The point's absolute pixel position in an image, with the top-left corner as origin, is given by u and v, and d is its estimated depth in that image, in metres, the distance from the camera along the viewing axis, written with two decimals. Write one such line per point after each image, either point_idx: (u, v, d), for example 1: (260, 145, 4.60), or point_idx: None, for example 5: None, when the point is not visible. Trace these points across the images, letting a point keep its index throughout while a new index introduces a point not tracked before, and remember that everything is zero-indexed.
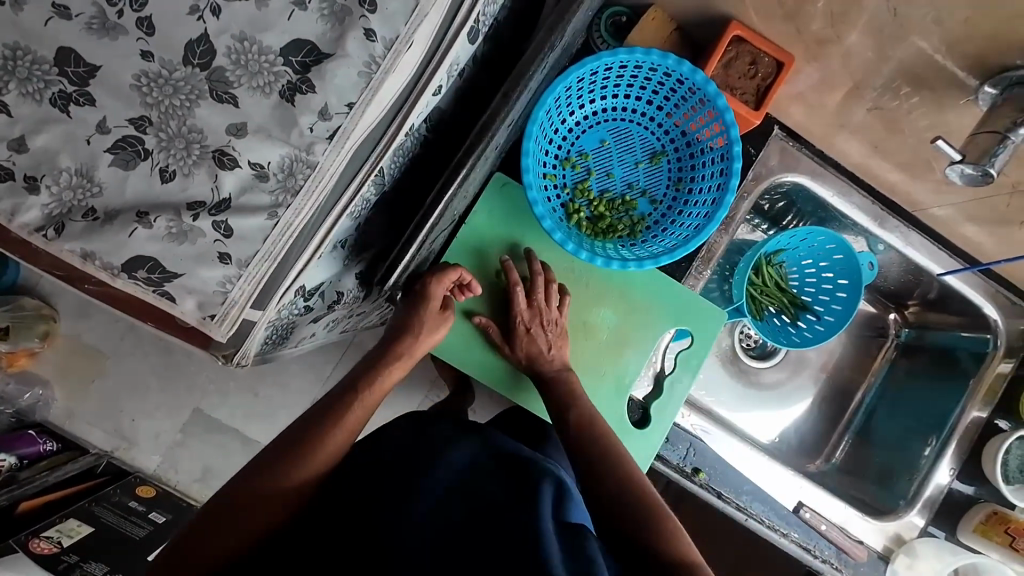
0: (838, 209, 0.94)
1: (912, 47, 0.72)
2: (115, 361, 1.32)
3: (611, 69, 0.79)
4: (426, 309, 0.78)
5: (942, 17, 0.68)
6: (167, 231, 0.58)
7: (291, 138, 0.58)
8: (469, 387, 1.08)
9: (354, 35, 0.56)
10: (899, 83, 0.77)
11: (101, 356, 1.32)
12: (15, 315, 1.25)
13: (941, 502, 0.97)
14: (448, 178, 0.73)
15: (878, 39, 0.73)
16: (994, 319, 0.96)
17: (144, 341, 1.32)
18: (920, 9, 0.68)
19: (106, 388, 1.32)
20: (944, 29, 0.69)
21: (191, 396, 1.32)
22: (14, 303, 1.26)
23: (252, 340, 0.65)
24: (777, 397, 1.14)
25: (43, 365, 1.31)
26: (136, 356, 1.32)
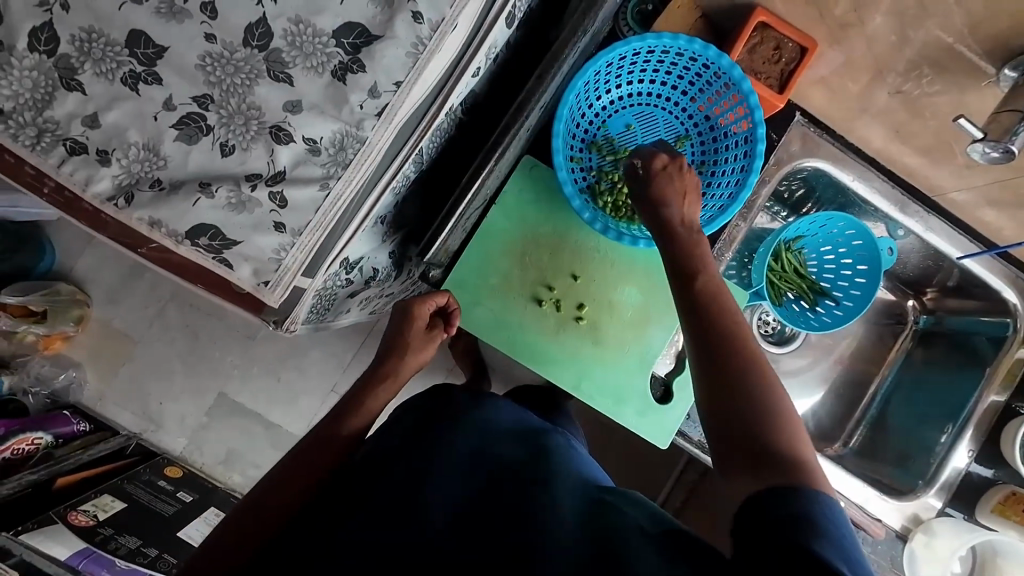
0: (858, 194, 0.95)
1: (931, 32, 0.75)
2: (143, 346, 1.37)
3: (639, 53, 0.82)
4: (411, 328, 0.80)
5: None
6: (227, 201, 0.62)
7: (343, 114, 0.62)
8: (487, 373, 1.11)
9: (402, 17, 0.60)
10: (919, 65, 0.79)
11: (131, 341, 1.37)
12: (51, 300, 1.31)
13: (958, 485, 0.98)
14: (482, 157, 0.76)
15: (900, 20, 0.76)
16: (1014, 303, 0.97)
17: (174, 327, 1.37)
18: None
19: (137, 371, 1.37)
20: (966, 11, 0.72)
21: (217, 379, 1.37)
22: (51, 288, 1.32)
23: (300, 307, 0.70)
24: (794, 384, 1.17)
25: (75, 349, 1.37)
26: (166, 342, 1.37)
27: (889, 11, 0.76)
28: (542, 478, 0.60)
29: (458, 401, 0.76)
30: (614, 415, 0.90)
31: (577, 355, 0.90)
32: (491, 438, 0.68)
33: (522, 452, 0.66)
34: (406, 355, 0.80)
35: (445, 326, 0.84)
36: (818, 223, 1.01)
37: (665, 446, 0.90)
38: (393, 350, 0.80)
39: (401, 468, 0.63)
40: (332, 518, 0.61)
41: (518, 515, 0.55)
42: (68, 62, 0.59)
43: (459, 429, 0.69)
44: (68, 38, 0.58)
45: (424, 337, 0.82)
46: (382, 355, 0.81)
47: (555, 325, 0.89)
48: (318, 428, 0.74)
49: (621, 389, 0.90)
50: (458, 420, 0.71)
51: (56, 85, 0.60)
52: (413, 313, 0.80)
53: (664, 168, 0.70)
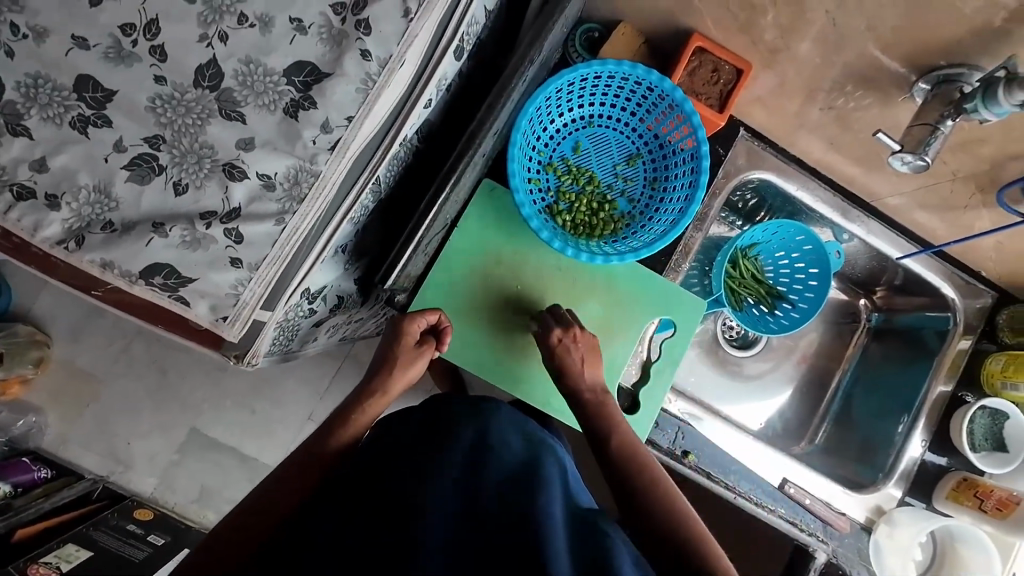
0: (803, 202, 1.03)
1: (852, 51, 0.76)
2: (108, 385, 1.33)
3: (586, 79, 0.86)
4: (399, 347, 0.81)
5: (874, 24, 0.72)
6: (181, 239, 0.62)
7: (296, 149, 0.63)
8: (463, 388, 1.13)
9: (351, 56, 0.62)
10: (845, 82, 0.82)
11: (95, 381, 1.33)
12: (7, 342, 1.26)
13: (916, 474, 1.02)
14: (439, 185, 0.76)
15: (822, 44, 0.77)
16: (953, 298, 1.05)
17: (139, 363, 1.34)
18: (855, 16, 0.72)
19: (102, 412, 1.33)
20: (876, 36, 0.73)
21: (186, 415, 1.34)
22: (8, 330, 1.28)
23: (260, 341, 0.69)
24: (759, 387, 1.20)
25: (34, 393, 1.32)
26: (131, 378, 1.33)
27: (813, 36, 0.77)
28: (534, 489, 0.62)
29: (452, 410, 0.77)
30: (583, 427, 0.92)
31: (547, 375, 0.91)
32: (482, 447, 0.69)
33: (516, 459, 0.69)
34: (396, 370, 0.81)
35: (436, 343, 0.85)
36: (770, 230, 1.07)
37: None
38: (389, 363, 0.81)
39: (398, 472, 0.64)
40: (320, 520, 0.61)
41: (515, 520, 0.57)
42: (15, 108, 0.59)
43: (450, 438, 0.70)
44: (13, 85, 0.59)
45: (415, 354, 0.82)
46: (373, 371, 0.82)
47: (520, 343, 0.91)
48: (302, 446, 0.75)
49: None
50: (449, 429, 0.72)
51: (2, 131, 0.59)
52: (402, 330, 0.81)
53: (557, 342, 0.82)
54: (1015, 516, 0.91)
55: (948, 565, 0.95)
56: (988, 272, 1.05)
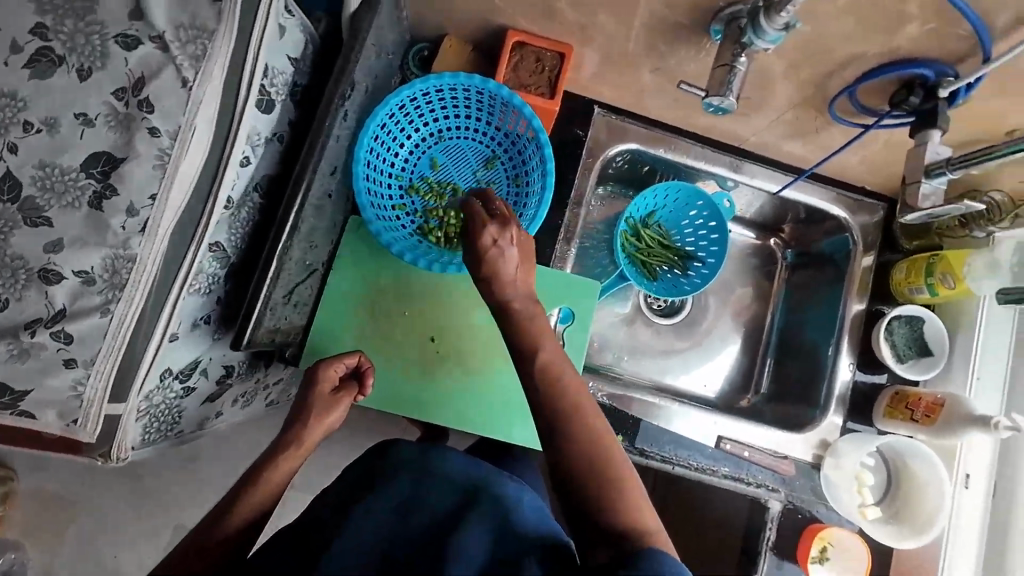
0: (674, 161, 1.04)
1: (646, 13, 0.75)
2: (88, 506, 1.27)
3: (416, 98, 0.87)
4: (314, 395, 0.79)
5: None
6: (10, 354, 0.61)
7: (108, 239, 0.63)
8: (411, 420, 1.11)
9: (140, 136, 0.63)
10: (656, 43, 0.80)
11: (76, 504, 1.27)
12: None
13: (851, 396, 1.01)
14: (274, 235, 0.72)
15: (619, 12, 0.76)
16: (845, 217, 1.05)
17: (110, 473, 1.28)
18: None
19: (86, 531, 1.27)
20: None
21: (171, 512, 1.29)
22: None
23: (123, 432, 0.69)
24: (699, 350, 1.19)
25: (12, 529, 1.25)
26: (112, 490, 1.28)
27: (604, 6, 0.76)
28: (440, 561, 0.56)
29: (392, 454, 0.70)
30: (505, 435, 0.91)
31: (456, 392, 0.91)
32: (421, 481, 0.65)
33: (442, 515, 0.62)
34: (312, 419, 0.77)
35: (358, 386, 0.83)
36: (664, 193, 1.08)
37: None
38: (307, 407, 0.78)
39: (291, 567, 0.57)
40: None
41: None
42: None
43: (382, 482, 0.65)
44: None
45: (335, 395, 0.80)
46: (287, 422, 0.77)
47: (420, 367, 0.91)
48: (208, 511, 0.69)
49: (503, 407, 0.91)
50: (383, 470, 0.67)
51: None
52: (318, 378, 0.80)
53: (493, 244, 0.66)
54: (940, 422, 0.88)
55: (906, 483, 0.94)
56: (870, 184, 1.06)
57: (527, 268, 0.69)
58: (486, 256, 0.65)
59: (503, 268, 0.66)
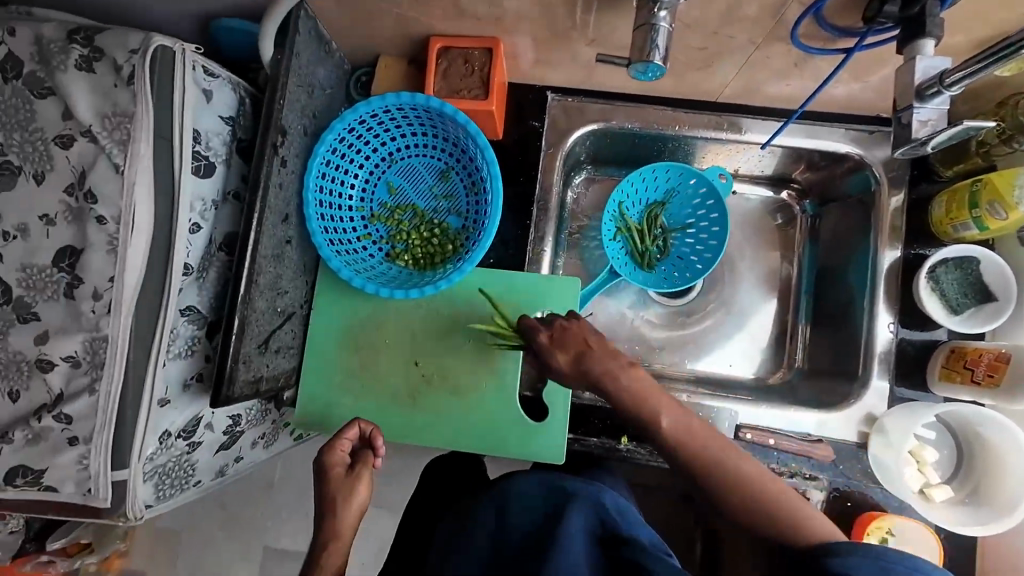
0: (646, 132, 0.95)
1: None
2: (193, 535, 1.32)
3: (355, 129, 0.86)
4: (330, 485, 0.77)
5: None
6: (25, 439, 0.69)
7: (83, 324, 0.68)
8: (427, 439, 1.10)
9: (90, 226, 0.68)
10: (581, 14, 0.73)
11: (178, 534, 1.32)
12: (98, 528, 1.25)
13: (898, 361, 0.87)
14: (233, 292, 0.74)
15: None
16: (855, 153, 0.90)
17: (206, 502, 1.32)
18: None
19: (189, 562, 1.31)
20: None
21: (256, 535, 1.30)
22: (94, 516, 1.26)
23: (135, 495, 0.73)
24: (720, 326, 1.08)
25: (136, 559, 1.33)
26: (205, 520, 1.32)
27: None
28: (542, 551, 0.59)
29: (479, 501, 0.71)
30: (505, 450, 0.89)
31: (448, 413, 0.90)
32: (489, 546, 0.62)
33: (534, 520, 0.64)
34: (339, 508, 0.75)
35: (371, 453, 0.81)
36: (663, 176, 1.03)
37: (562, 460, 0.88)
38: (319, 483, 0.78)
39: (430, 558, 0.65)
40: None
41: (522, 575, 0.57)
42: None
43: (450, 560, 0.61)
44: None
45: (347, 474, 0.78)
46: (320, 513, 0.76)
47: (410, 392, 0.90)
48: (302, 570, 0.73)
49: (498, 422, 0.89)
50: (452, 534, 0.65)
51: None
52: (325, 467, 0.78)
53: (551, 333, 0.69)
54: (1007, 382, 0.74)
55: (982, 450, 0.81)
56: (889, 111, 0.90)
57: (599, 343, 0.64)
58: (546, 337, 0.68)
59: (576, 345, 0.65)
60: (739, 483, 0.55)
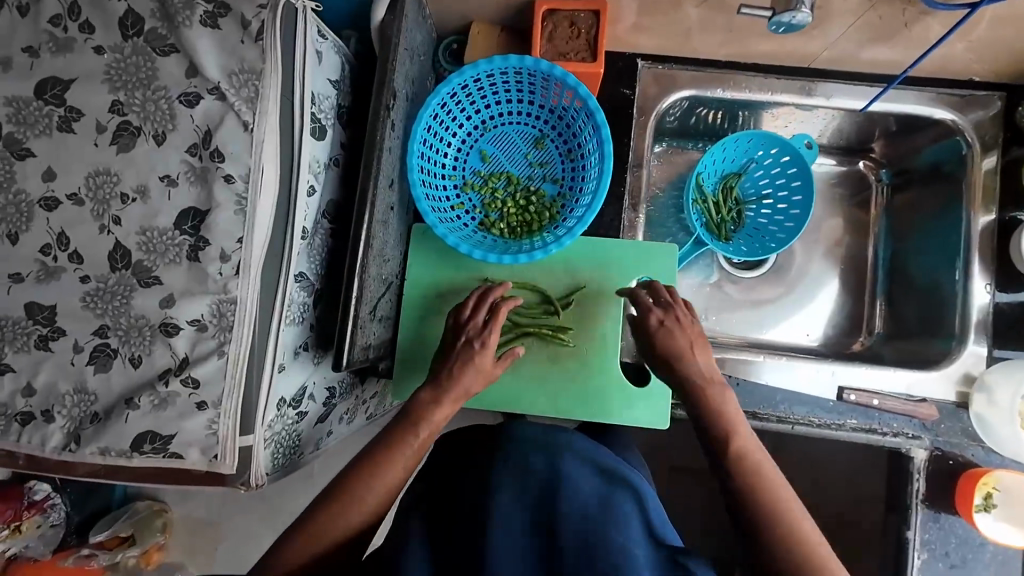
0: (738, 99, 0.95)
1: None
2: (227, 525, 1.29)
3: (455, 95, 0.86)
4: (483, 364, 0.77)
5: None
6: (151, 404, 0.67)
7: (210, 287, 0.67)
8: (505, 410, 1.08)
9: (218, 185, 0.66)
10: None
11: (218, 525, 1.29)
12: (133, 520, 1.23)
13: (993, 323, 0.88)
14: (351, 255, 0.74)
15: None
16: (952, 119, 0.92)
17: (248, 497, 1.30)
18: None
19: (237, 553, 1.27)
20: None
21: None
22: (130, 509, 1.24)
23: (257, 463, 0.72)
24: (794, 297, 1.08)
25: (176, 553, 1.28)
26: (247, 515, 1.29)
27: None
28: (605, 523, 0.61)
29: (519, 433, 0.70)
30: (606, 417, 0.89)
31: (548, 380, 0.90)
32: (519, 477, 0.64)
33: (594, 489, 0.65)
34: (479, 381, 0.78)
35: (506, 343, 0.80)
36: (746, 146, 1.03)
37: (666, 425, 0.88)
38: (461, 364, 0.77)
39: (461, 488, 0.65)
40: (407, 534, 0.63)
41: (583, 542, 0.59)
42: None
43: (491, 493, 0.62)
44: None
45: (495, 363, 0.78)
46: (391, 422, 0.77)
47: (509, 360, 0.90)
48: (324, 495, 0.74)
49: (600, 388, 0.89)
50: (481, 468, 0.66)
51: None
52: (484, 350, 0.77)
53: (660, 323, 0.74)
54: None
55: None
56: (980, 76, 0.91)
57: (703, 347, 0.73)
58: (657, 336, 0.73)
59: (678, 347, 0.72)
60: (756, 472, 0.66)
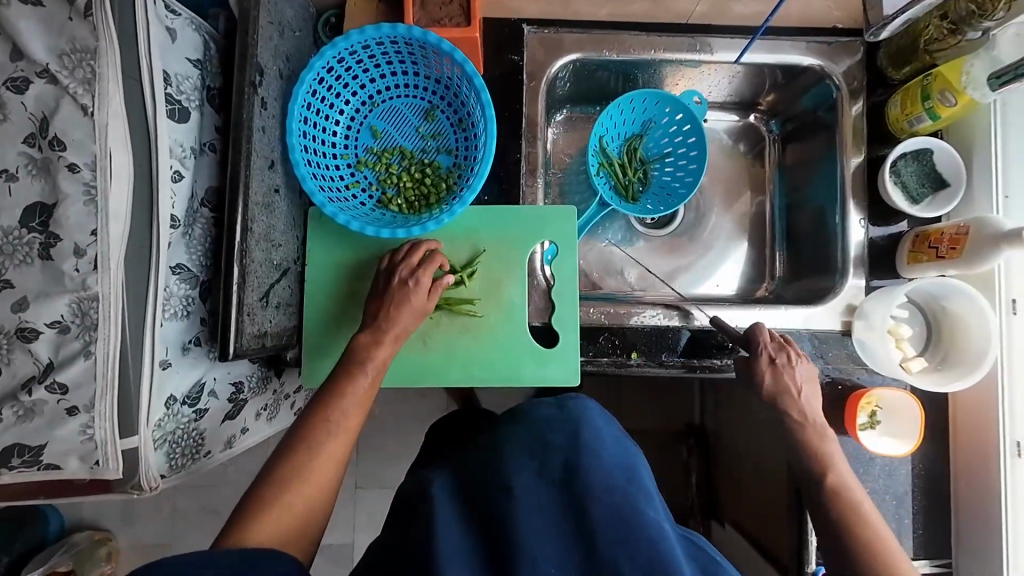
0: (624, 58, 0.97)
1: None
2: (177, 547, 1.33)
3: (333, 69, 0.83)
4: (415, 295, 0.81)
5: None
6: (16, 415, 0.63)
7: (67, 285, 0.63)
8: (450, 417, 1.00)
9: (62, 175, 0.62)
10: None
11: (165, 547, 1.33)
12: (72, 552, 1.24)
13: (870, 255, 0.95)
14: (228, 241, 0.70)
15: None
16: (818, 65, 0.97)
17: (192, 515, 1.33)
18: None
19: None
20: None
21: None
22: (67, 543, 1.26)
23: (148, 465, 0.69)
24: (703, 254, 1.13)
25: None
26: (196, 532, 1.33)
27: None
28: (638, 496, 0.54)
29: (534, 415, 0.63)
30: (519, 379, 0.90)
31: (457, 350, 0.90)
32: (543, 452, 0.58)
33: (617, 462, 0.57)
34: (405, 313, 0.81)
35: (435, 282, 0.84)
36: (639, 105, 1.05)
37: (578, 381, 0.90)
38: (397, 303, 0.81)
39: (486, 483, 0.57)
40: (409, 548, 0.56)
41: (620, 519, 0.52)
42: None
43: (508, 472, 0.57)
44: None
45: (428, 298, 0.82)
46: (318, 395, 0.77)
47: (419, 335, 0.90)
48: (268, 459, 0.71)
49: (511, 354, 0.90)
50: (502, 450, 0.60)
51: None
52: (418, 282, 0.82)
53: (773, 361, 0.80)
54: (969, 251, 0.81)
55: (948, 324, 0.89)
56: (843, 22, 0.97)
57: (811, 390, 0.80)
58: (763, 372, 0.80)
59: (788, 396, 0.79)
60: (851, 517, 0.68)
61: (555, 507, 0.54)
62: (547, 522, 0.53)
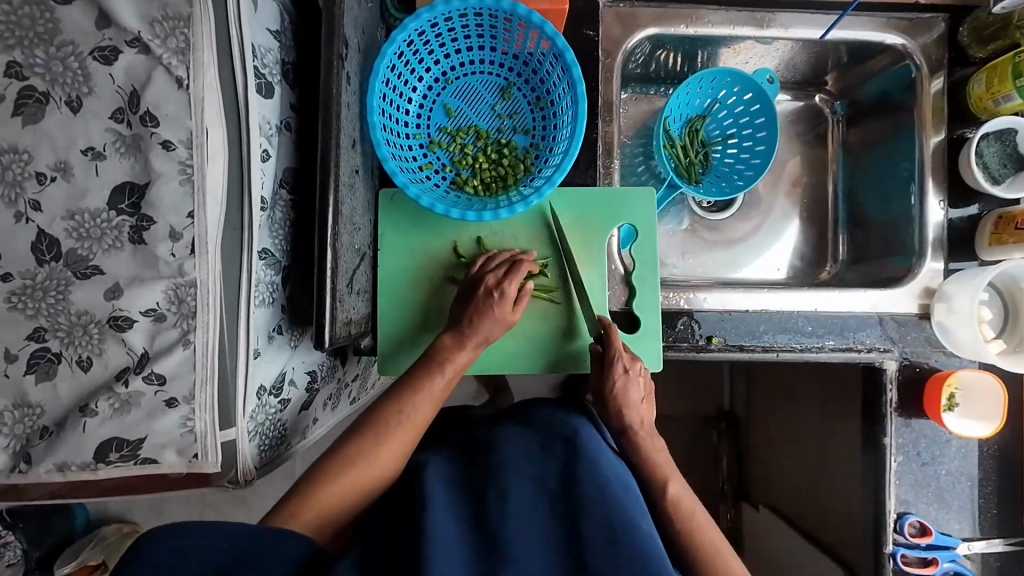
0: (701, 34, 0.94)
1: None
2: None
3: (412, 43, 0.79)
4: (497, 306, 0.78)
5: None
6: (111, 409, 0.60)
7: (162, 270, 0.60)
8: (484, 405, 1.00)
9: (155, 154, 0.58)
10: None
11: None
12: (103, 546, 1.21)
13: (947, 237, 0.94)
14: (319, 224, 0.67)
15: None
16: (902, 44, 0.94)
17: (232, 505, 1.30)
18: None
19: None
20: None
21: None
22: (97, 536, 1.23)
23: (244, 457, 0.67)
24: (765, 237, 1.11)
25: None
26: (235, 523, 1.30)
27: None
28: (622, 508, 0.59)
29: (518, 431, 0.70)
30: None
31: (536, 336, 0.88)
32: (540, 468, 0.63)
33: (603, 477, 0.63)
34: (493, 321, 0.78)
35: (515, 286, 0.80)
36: (708, 85, 1.02)
37: (660, 367, 0.89)
38: (480, 315, 0.78)
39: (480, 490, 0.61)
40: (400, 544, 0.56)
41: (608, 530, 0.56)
42: None
43: (504, 481, 0.61)
44: None
45: (513, 310, 0.79)
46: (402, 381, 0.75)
47: None
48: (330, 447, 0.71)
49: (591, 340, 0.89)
50: (496, 461, 0.64)
51: None
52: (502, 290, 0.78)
53: (625, 372, 0.79)
54: None
55: None
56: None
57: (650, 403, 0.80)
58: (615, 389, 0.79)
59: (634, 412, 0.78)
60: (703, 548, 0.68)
61: (546, 519, 0.58)
62: (539, 536, 0.57)
